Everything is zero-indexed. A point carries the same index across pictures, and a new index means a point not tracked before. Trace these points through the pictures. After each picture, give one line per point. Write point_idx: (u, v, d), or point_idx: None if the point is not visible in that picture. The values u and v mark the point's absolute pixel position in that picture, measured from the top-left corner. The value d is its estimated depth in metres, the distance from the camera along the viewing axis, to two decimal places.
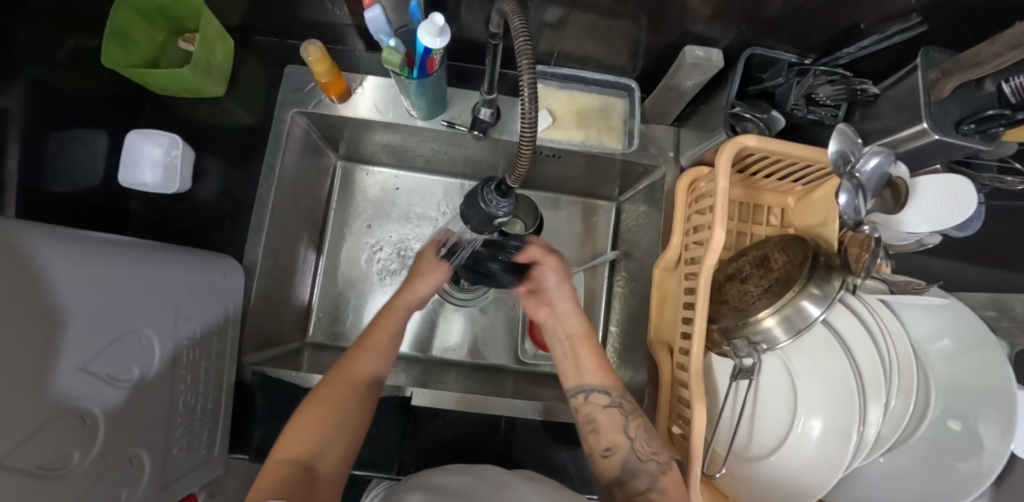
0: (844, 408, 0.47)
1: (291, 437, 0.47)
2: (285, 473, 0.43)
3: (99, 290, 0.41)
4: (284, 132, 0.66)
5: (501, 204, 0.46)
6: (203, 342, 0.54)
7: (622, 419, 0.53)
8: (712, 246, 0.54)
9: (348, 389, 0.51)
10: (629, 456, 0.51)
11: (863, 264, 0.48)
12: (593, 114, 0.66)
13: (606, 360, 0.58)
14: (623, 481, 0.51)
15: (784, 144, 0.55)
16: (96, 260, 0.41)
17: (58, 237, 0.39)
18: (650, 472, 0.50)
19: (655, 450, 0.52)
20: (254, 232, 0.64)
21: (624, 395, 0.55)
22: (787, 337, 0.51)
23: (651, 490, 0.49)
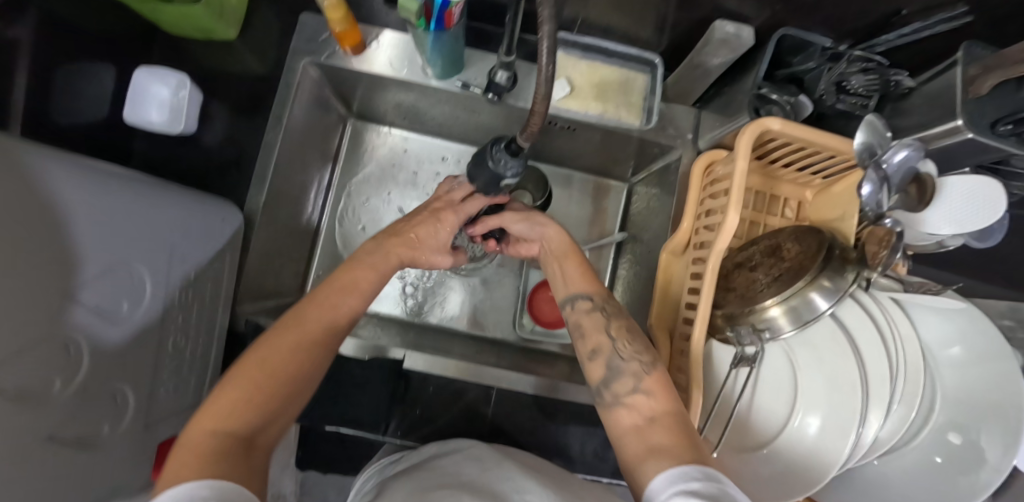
0: (845, 408, 0.46)
1: (221, 403, 0.40)
2: (222, 447, 0.37)
3: (86, 217, 0.39)
4: (295, 81, 0.64)
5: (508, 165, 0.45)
6: (198, 286, 0.53)
7: (604, 321, 0.53)
8: (724, 229, 0.52)
9: (300, 354, 0.45)
10: (613, 357, 0.50)
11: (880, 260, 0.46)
12: (613, 87, 0.64)
13: (592, 269, 0.58)
14: (608, 382, 0.49)
15: (810, 130, 0.52)
16: (80, 188, 0.39)
17: (47, 160, 0.37)
18: (633, 371, 0.48)
19: (640, 350, 0.50)
20: (257, 180, 0.63)
21: (608, 301, 0.55)
22: (793, 328, 0.50)
23: (636, 392, 0.47)
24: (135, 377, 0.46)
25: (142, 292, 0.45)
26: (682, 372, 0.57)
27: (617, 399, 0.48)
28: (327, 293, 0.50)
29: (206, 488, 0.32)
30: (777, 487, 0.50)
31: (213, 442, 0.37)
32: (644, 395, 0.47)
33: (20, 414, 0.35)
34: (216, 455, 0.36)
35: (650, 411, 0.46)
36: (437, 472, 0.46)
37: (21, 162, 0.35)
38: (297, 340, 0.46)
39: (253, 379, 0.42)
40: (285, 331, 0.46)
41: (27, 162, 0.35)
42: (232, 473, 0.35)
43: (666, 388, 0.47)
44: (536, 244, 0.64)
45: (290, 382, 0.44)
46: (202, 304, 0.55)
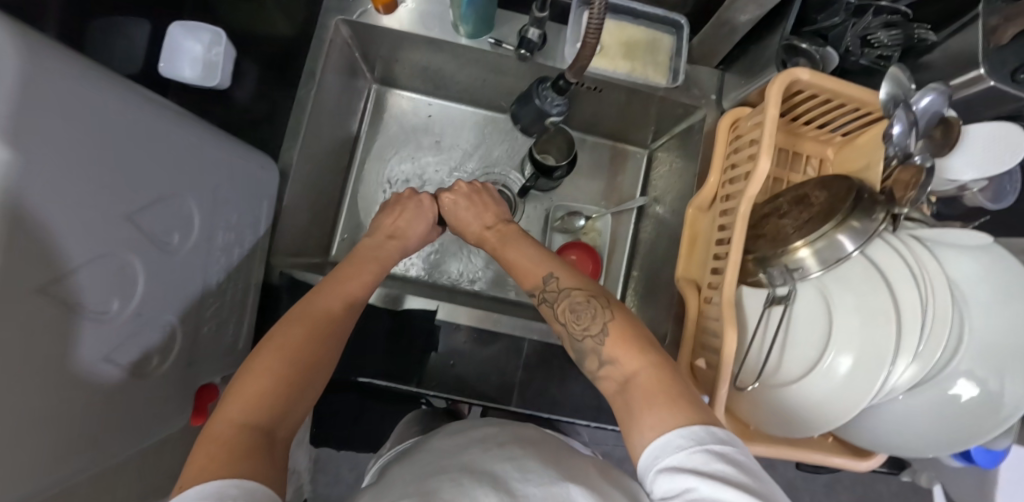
0: (878, 341, 0.47)
1: (240, 397, 0.38)
2: (246, 440, 0.34)
3: (151, 145, 0.40)
4: (327, 39, 0.65)
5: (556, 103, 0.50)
6: (237, 230, 0.54)
7: (552, 312, 0.52)
8: (755, 175, 0.54)
9: (310, 344, 0.43)
10: (572, 340, 0.49)
11: (909, 197, 0.49)
12: (640, 47, 0.66)
13: (528, 258, 0.56)
14: (581, 363, 0.48)
15: (836, 81, 0.54)
16: (151, 119, 0.40)
17: (121, 83, 0.38)
18: (590, 349, 0.47)
19: (586, 325, 0.48)
20: (291, 134, 0.63)
21: (546, 285, 0.53)
22: (821, 269, 0.51)
23: (603, 366, 0.46)
24: (181, 311, 0.46)
25: (190, 225, 0.46)
26: (712, 318, 0.58)
27: (595, 375, 0.47)
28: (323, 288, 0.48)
29: (237, 483, 0.30)
30: (808, 420, 0.50)
31: (237, 435, 0.35)
32: (610, 365, 0.45)
33: (83, 325, 0.35)
34: (246, 448, 0.34)
35: (622, 375, 0.44)
36: (438, 451, 0.43)
37: (109, 83, 0.36)
38: (303, 333, 0.43)
39: (268, 369, 0.40)
40: (293, 324, 0.44)
41: (109, 82, 0.36)
42: (260, 468, 0.33)
43: (625, 346, 0.45)
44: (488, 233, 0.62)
45: (304, 373, 0.41)
46: (241, 249, 0.55)
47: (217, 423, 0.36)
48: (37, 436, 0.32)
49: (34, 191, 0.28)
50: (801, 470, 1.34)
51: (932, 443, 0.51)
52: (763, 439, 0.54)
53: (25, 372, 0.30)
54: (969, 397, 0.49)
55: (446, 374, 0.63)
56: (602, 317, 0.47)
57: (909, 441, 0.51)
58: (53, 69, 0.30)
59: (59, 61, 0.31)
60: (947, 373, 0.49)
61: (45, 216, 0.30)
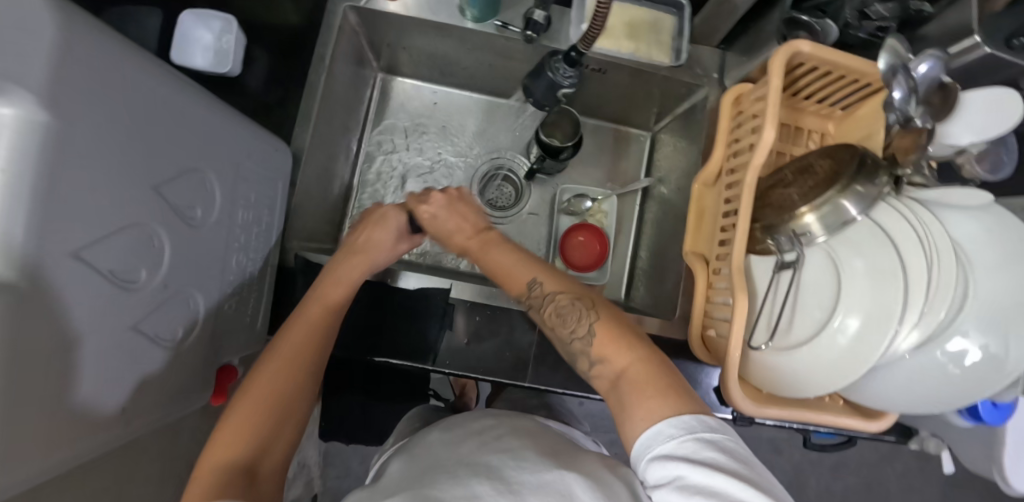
0: (888, 302, 0.47)
1: (223, 442, 0.42)
2: (226, 478, 0.39)
3: (177, 120, 0.41)
4: (336, 25, 0.66)
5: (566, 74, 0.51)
6: (255, 209, 0.54)
7: (540, 316, 0.52)
8: (761, 145, 0.56)
9: (282, 385, 0.47)
10: (562, 343, 0.50)
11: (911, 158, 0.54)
12: (643, 27, 0.67)
13: (512, 264, 0.54)
14: (573, 362, 0.50)
15: (838, 52, 0.56)
16: (177, 95, 0.41)
17: (149, 57, 0.39)
18: (579, 351, 0.47)
19: (576, 326, 0.48)
20: (302, 118, 0.64)
21: (533, 288, 0.52)
22: (826, 234, 0.53)
23: (591, 367, 0.47)
24: (203, 286, 0.47)
25: (212, 201, 0.47)
26: (722, 288, 0.60)
27: (589, 375, 0.48)
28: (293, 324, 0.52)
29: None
30: (818, 382, 0.51)
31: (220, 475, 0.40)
32: (601, 364, 0.45)
33: (116, 292, 0.36)
34: (227, 482, 0.39)
35: (613, 373, 0.44)
36: (429, 447, 0.47)
37: (137, 54, 0.36)
38: (275, 375, 0.47)
39: (247, 417, 0.44)
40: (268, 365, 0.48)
41: (137, 54, 0.37)
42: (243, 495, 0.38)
43: (614, 343, 0.44)
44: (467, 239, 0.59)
45: (278, 414, 0.46)
46: (256, 229, 0.55)
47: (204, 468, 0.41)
48: (76, 396, 0.33)
49: (76, 151, 0.29)
50: (806, 453, 1.35)
51: (936, 400, 0.52)
52: (774, 403, 0.56)
53: (65, 331, 0.31)
54: (974, 357, 0.48)
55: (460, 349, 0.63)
56: (590, 317, 0.47)
57: (914, 399, 0.52)
58: (91, 34, 0.30)
59: (96, 30, 0.32)
60: (949, 331, 0.49)
61: (84, 178, 0.31)
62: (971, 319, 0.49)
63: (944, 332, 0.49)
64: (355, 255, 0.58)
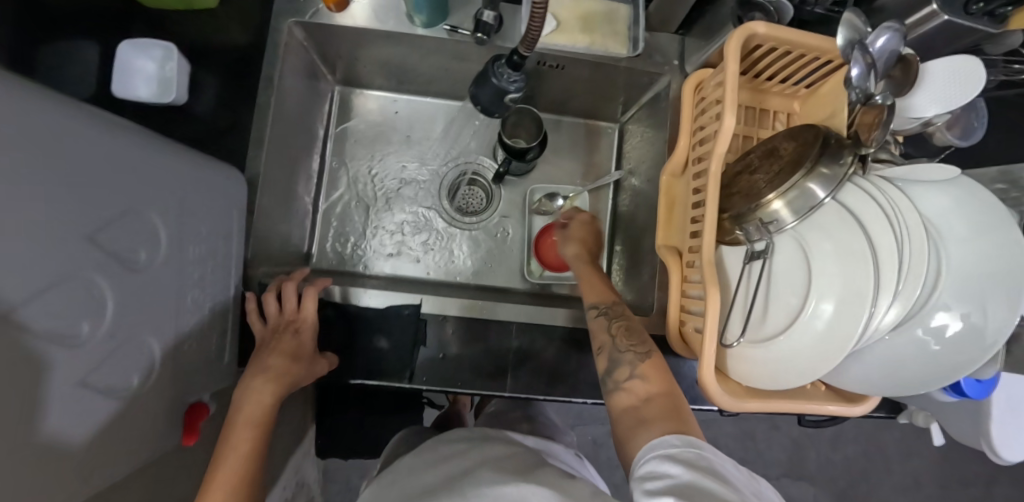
0: (860, 283, 0.46)
1: None
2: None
3: (109, 162, 0.39)
4: (281, 42, 0.64)
5: (513, 79, 0.52)
6: (209, 244, 0.53)
7: (607, 323, 0.59)
8: (722, 133, 0.55)
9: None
10: (613, 351, 0.56)
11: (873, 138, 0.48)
12: (598, 19, 0.65)
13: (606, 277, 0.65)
14: (609, 371, 0.55)
15: (793, 30, 0.54)
16: (103, 138, 0.38)
17: (72, 100, 0.37)
18: (629, 360, 0.54)
19: (635, 342, 0.56)
20: (255, 142, 0.62)
21: (611, 306, 0.61)
22: (796, 219, 0.51)
23: (633, 377, 0.53)
24: (157, 330, 0.45)
25: (158, 241, 0.45)
26: (695, 281, 0.59)
27: (617, 384, 0.53)
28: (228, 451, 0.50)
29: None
30: (795, 374, 0.50)
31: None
32: (640, 380, 0.52)
33: (59, 350, 0.34)
34: None
35: (645, 393, 0.51)
36: (402, 478, 0.54)
37: (55, 99, 0.34)
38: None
39: None
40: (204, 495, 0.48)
41: (58, 99, 0.35)
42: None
43: (660, 374, 0.53)
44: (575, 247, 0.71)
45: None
46: (216, 262, 0.54)
47: None
48: (23, 468, 0.31)
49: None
50: (803, 429, 1.36)
51: (915, 381, 0.51)
52: (756, 397, 0.54)
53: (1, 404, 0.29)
54: (955, 330, 0.48)
55: (434, 367, 0.62)
56: (648, 345, 0.56)
57: (895, 380, 0.51)
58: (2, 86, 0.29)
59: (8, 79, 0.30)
60: (928, 309, 0.48)
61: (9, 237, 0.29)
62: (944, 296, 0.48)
63: (918, 312, 0.48)
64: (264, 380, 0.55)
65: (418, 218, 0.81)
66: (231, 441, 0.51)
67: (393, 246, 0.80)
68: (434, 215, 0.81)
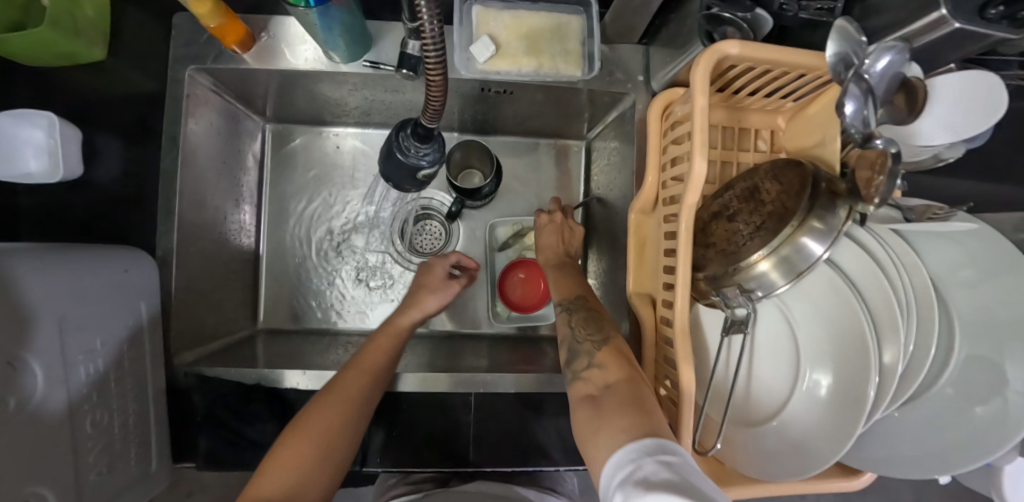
0: (855, 359, 0.38)
1: (275, 462, 0.43)
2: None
3: None
4: (183, 94, 0.55)
5: (422, 153, 0.49)
6: (110, 354, 0.46)
7: (568, 315, 0.53)
8: (692, 179, 0.45)
9: (332, 426, 0.46)
10: (571, 342, 0.50)
11: (876, 189, 0.37)
12: (544, 36, 0.55)
13: (574, 280, 0.59)
14: (568, 362, 0.48)
15: (772, 49, 0.44)
16: None
17: None
18: (587, 350, 0.47)
19: (594, 333, 0.49)
20: (163, 214, 0.55)
21: (574, 300, 0.55)
22: (786, 282, 0.43)
23: (590, 367, 0.46)
24: (51, 480, 0.39)
25: (31, 381, 0.37)
26: (669, 345, 0.51)
27: (576, 374, 0.47)
28: (339, 385, 0.49)
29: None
30: (793, 467, 0.41)
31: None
32: (598, 369, 0.45)
33: None
34: None
35: (607, 381, 0.44)
36: None
37: None
38: (317, 434, 0.45)
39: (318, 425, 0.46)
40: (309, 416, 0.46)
41: None
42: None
43: (620, 362, 0.45)
44: (552, 257, 0.65)
45: (313, 465, 0.43)
46: (123, 369, 0.48)
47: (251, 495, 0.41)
48: None
49: None
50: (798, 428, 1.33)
51: (932, 461, 0.42)
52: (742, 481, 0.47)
53: None
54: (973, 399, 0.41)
55: (389, 445, 0.58)
56: (607, 333, 0.49)
57: (917, 458, 0.42)
58: None
59: None
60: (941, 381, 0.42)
61: None
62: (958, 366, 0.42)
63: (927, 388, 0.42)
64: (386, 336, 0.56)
65: (372, 264, 0.75)
66: (347, 374, 0.51)
67: (349, 296, 0.74)
68: (388, 259, 0.75)
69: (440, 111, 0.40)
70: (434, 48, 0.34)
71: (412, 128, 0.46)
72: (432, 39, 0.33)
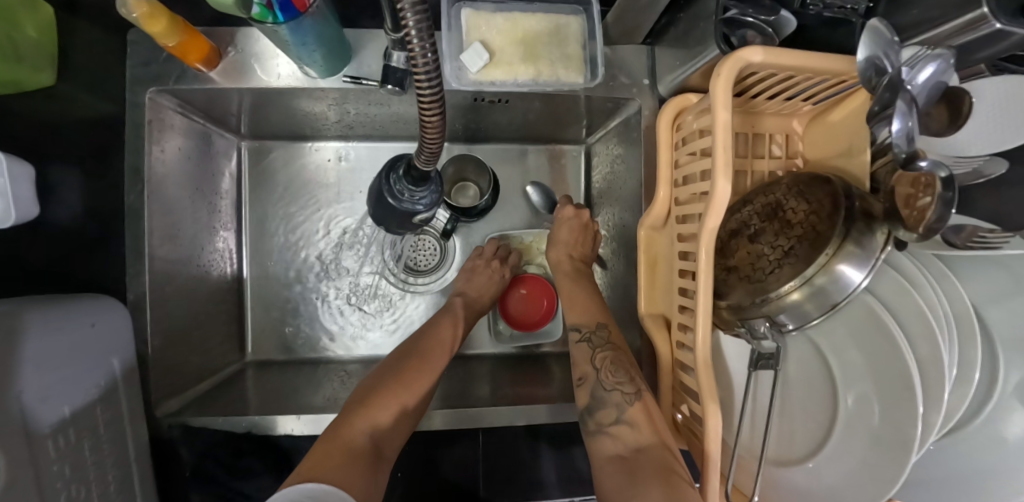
0: (900, 405, 0.36)
1: (370, 405, 0.45)
2: (358, 450, 0.41)
3: None
4: (145, 121, 0.50)
5: (418, 197, 0.48)
6: (77, 422, 0.42)
7: (590, 352, 0.53)
8: (715, 202, 0.40)
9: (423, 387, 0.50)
10: (597, 387, 0.49)
11: (924, 218, 0.33)
12: (541, 41, 0.50)
13: (593, 304, 0.58)
14: (591, 410, 0.48)
15: (796, 54, 0.40)
16: None
17: None
18: (615, 402, 0.47)
19: (622, 379, 0.48)
20: (133, 255, 0.50)
21: (595, 331, 0.55)
22: (819, 311, 0.40)
23: (618, 422, 0.46)
24: None
25: None
26: (686, 373, 0.48)
27: (600, 427, 0.47)
28: (431, 357, 0.54)
29: (324, 486, 0.36)
30: None
31: (348, 443, 0.42)
32: (627, 426, 0.45)
33: None
34: (355, 462, 0.40)
35: (636, 442, 0.44)
36: None
37: None
38: (413, 387, 0.49)
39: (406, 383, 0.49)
40: (408, 373, 0.50)
41: None
42: (358, 486, 0.38)
43: (649, 419, 0.45)
44: (567, 261, 0.64)
45: (403, 414, 0.47)
46: (95, 434, 0.44)
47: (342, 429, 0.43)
48: None
49: None
50: None
51: (976, 493, 0.40)
52: None
53: None
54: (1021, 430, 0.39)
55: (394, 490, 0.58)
56: (637, 383, 0.48)
57: None
58: None
59: None
60: (987, 412, 0.40)
61: None
62: (1008, 394, 0.39)
63: (972, 418, 0.40)
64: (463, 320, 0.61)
65: (364, 287, 0.71)
66: (436, 347, 0.55)
67: (341, 322, 0.70)
68: (381, 281, 0.71)
69: (437, 150, 0.36)
70: (428, 82, 0.30)
71: (407, 171, 0.45)
72: (426, 72, 0.29)
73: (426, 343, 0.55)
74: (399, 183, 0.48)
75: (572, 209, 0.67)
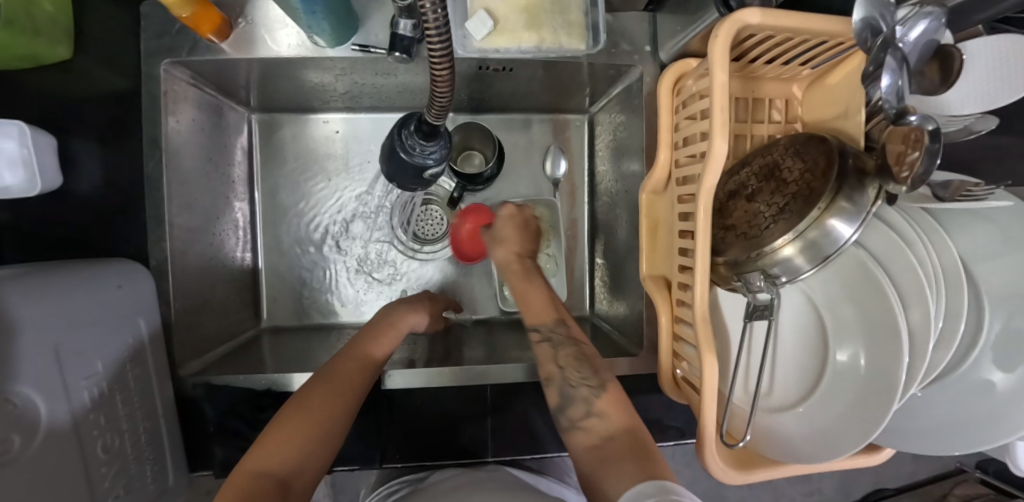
0: (886, 353, 0.38)
1: (274, 443, 0.42)
2: (260, 490, 0.37)
3: None
4: (160, 91, 0.51)
5: (429, 151, 0.53)
6: (108, 374, 0.45)
7: (553, 351, 0.53)
8: (712, 160, 0.41)
9: (339, 407, 0.47)
10: (563, 385, 0.49)
11: (912, 170, 0.34)
12: (543, 8, 0.50)
13: (555, 303, 0.59)
14: (562, 408, 0.48)
15: (798, 16, 0.41)
16: None
17: None
18: (583, 397, 0.48)
19: (587, 374, 0.49)
20: (154, 223, 0.52)
21: (554, 329, 0.55)
22: (812, 265, 0.41)
23: (589, 415, 0.46)
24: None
25: (34, 417, 0.37)
26: (685, 328, 0.50)
27: (573, 423, 0.47)
28: (345, 373, 0.50)
29: None
30: (814, 454, 0.42)
31: (249, 486, 0.38)
32: (597, 417, 0.46)
33: None
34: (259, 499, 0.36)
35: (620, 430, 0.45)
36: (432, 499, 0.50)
37: None
38: (323, 417, 0.45)
39: (318, 409, 0.45)
40: (314, 399, 0.46)
41: None
42: None
43: (618, 407, 0.47)
44: (518, 259, 0.62)
45: (314, 443, 0.43)
46: (127, 389, 0.47)
47: (245, 468, 0.40)
48: None
49: None
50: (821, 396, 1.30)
51: (959, 433, 0.42)
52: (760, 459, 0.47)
53: None
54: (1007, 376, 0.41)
55: (405, 443, 0.60)
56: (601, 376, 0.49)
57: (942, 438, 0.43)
58: None
59: None
60: (976, 360, 0.41)
61: None
62: (990, 344, 0.41)
63: (959, 366, 0.42)
64: (386, 334, 0.58)
65: (372, 255, 0.73)
66: (351, 366, 0.51)
67: (352, 288, 0.72)
68: (390, 249, 0.73)
69: (446, 107, 0.39)
70: (439, 39, 0.31)
71: (418, 126, 0.49)
72: (437, 30, 0.30)
73: (338, 364, 0.51)
74: (412, 138, 0.52)
75: (517, 210, 0.65)
